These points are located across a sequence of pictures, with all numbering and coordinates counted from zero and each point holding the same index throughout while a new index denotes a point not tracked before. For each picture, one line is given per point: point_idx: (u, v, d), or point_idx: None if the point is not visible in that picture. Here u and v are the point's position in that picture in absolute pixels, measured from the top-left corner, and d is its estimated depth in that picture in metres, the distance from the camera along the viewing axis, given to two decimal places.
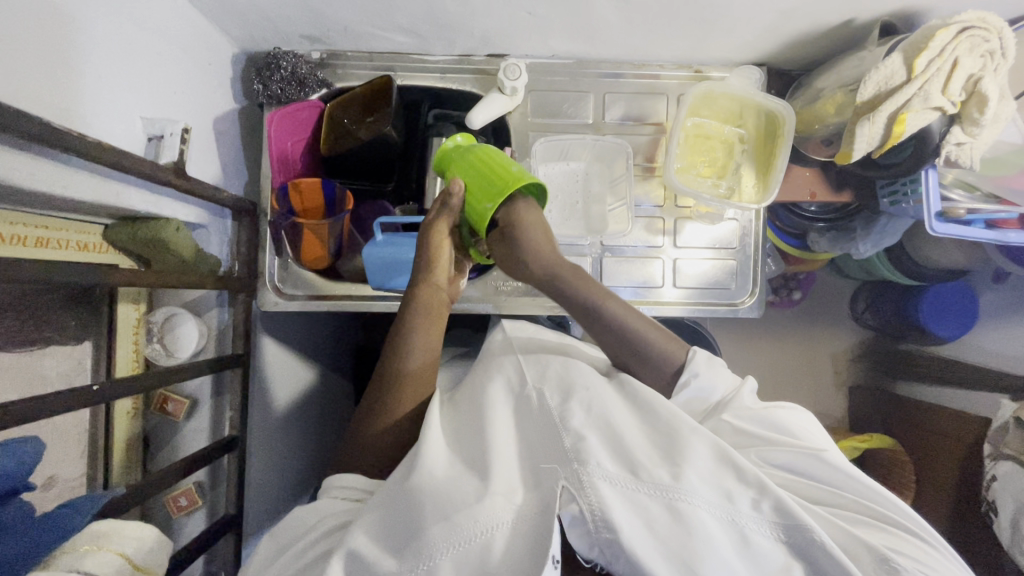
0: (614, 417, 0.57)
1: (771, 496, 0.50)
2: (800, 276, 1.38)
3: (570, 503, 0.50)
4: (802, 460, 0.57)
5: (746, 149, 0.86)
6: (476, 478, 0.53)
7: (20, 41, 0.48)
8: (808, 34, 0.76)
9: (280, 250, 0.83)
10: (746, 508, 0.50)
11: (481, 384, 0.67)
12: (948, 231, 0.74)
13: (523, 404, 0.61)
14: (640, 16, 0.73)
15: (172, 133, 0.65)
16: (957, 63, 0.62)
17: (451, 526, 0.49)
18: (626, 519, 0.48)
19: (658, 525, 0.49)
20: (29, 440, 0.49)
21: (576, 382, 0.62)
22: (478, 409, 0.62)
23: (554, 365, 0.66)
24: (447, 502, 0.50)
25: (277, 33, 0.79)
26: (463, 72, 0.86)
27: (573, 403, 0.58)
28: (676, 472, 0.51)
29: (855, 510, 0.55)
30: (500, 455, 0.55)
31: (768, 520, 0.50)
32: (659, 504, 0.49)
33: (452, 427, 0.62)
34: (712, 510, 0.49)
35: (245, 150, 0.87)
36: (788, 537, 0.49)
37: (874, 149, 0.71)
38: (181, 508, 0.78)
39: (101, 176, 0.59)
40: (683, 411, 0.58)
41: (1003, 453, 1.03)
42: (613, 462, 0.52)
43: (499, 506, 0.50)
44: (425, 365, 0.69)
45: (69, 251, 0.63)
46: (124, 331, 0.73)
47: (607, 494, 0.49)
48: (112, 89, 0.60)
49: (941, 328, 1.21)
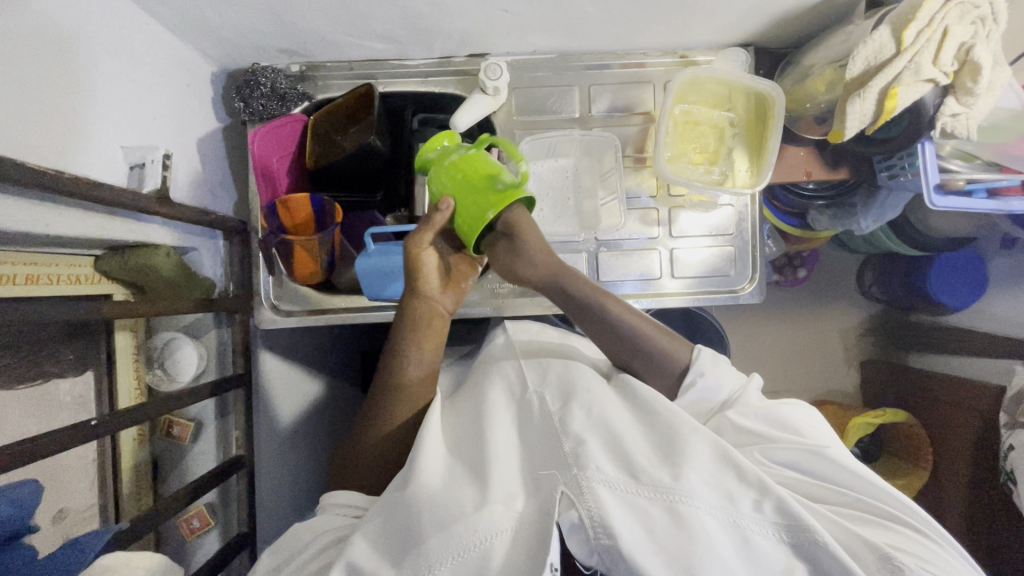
0: (613, 422, 0.57)
1: (772, 496, 0.50)
2: (804, 254, 1.36)
3: (569, 509, 0.50)
4: (802, 459, 0.57)
5: (736, 133, 0.84)
6: (474, 486, 0.53)
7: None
8: (792, 11, 0.74)
9: (272, 267, 0.82)
10: (748, 509, 0.50)
11: (481, 391, 0.67)
12: (948, 204, 0.72)
13: (526, 412, 0.61)
14: (619, 5, 0.72)
15: (153, 160, 0.65)
16: (947, 32, 0.60)
17: (449, 537, 0.49)
18: (625, 523, 0.48)
19: (657, 528, 0.48)
20: (26, 484, 0.51)
21: (578, 385, 0.62)
22: (479, 414, 0.62)
23: (555, 367, 0.67)
24: (445, 512, 0.50)
25: (253, 49, 0.78)
26: (445, 74, 0.85)
27: (573, 405, 0.59)
28: (676, 474, 0.51)
29: (857, 507, 0.55)
30: (498, 460, 0.55)
31: (769, 521, 0.49)
32: (659, 507, 0.49)
33: (453, 433, 0.63)
34: (712, 512, 0.49)
35: (231, 170, 0.86)
36: (790, 538, 0.49)
37: (868, 126, 0.69)
38: (194, 530, 0.78)
39: (82, 209, 0.59)
40: (683, 412, 0.59)
41: (1019, 422, 1.02)
42: (613, 466, 0.52)
43: (497, 514, 0.50)
44: (416, 376, 0.69)
45: (61, 286, 0.63)
46: (123, 360, 0.73)
47: (605, 498, 0.49)
48: (89, 122, 0.59)
49: (951, 298, 1.19)
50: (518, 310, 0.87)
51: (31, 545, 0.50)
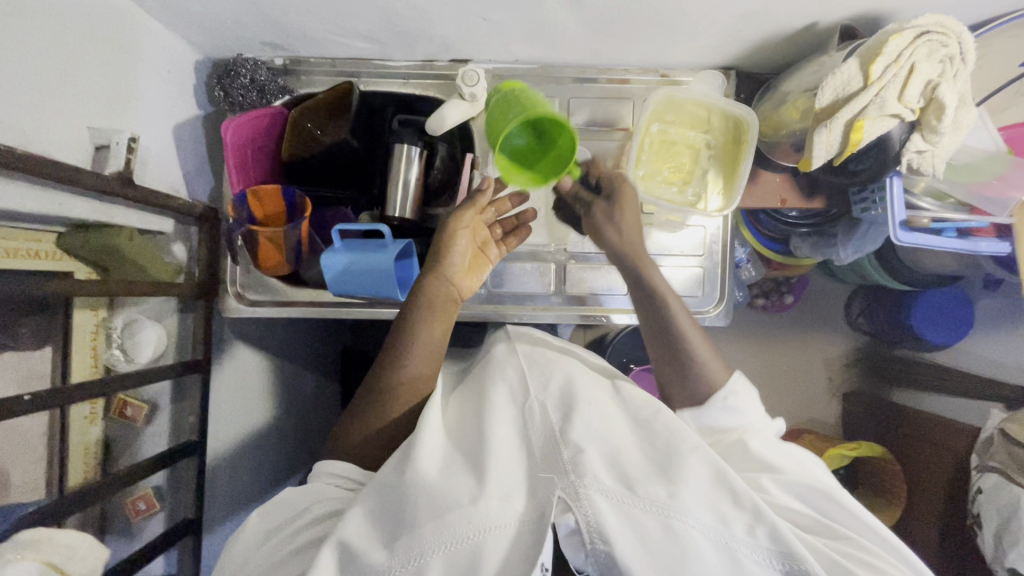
0: (616, 437, 0.56)
1: (766, 523, 0.51)
2: (792, 281, 1.37)
3: (566, 512, 0.51)
4: (805, 486, 0.57)
5: (712, 155, 0.83)
6: (472, 478, 0.53)
7: None
8: (772, 37, 0.75)
9: (237, 257, 0.84)
10: (741, 533, 0.51)
11: (482, 389, 0.64)
12: (913, 241, 0.71)
13: (527, 415, 0.59)
14: (597, 21, 0.72)
15: (118, 141, 0.66)
16: (914, 68, 0.60)
17: (443, 526, 0.49)
18: (620, 533, 0.50)
19: (651, 539, 0.50)
20: None
21: (579, 398, 0.60)
22: (480, 412, 0.60)
23: (557, 377, 0.63)
24: (440, 501, 0.51)
25: (237, 40, 0.79)
26: (427, 78, 0.87)
27: (574, 418, 0.57)
28: (672, 491, 0.51)
29: (851, 541, 0.54)
30: (498, 455, 0.55)
31: (761, 545, 0.50)
32: (654, 521, 0.50)
33: (456, 422, 0.62)
34: (703, 530, 0.50)
35: (209, 157, 0.87)
36: (779, 565, 0.50)
37: (835, 157, 0.69)
38: (139, 512, 0.76)
39: (41, 186, 0.59)
40: (683, 427, 0.57)
41: (989, 465, 1.02)
42: (611, 476, 0.52)
43: (495, 510, 0.50)
44: (422, 363, 0.67)
45: (20, 259, 0.62)
46: (81, 338, 0.72)
47: (602, 508, 0.50)
48: (59, 103, 0.60)
49: (935, 335, 1.20)
50: (486, 314, 0.87)
51: None
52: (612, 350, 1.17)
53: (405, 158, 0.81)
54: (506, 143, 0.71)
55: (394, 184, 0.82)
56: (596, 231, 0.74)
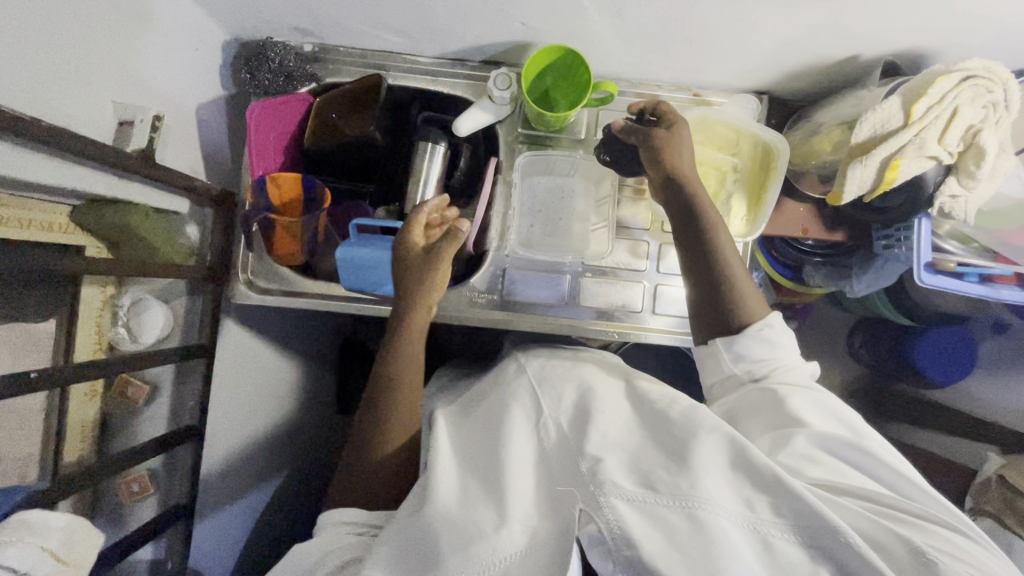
0: (629, 445, 0.56)
1: (793, 496, 0.47)
2: (797, 307, 1.34)
3: (587, 524, 0.49)
4: (837, 444, 0.55)
5: (738, 179, 0.82)
6: (490, 505, 0.53)
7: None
8: (812, 65, 0.74)
9: (251, 244, 0.81)
10: (769, 514, 0.48)
11: (495, 409, 0.65)
12: (936, 282, 0.70)
13: (543, 435, 0.59)
14: (638, 34, 0.71)
15: (144, 120, 0.65)
16: (957, 112, 0.59)
17: (468, 558, 0.49)
18: (644, 534, 0.47)
19: (681, 536, 0.46)
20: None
21: (593, 408, 0.60)
22: (496, 430, 0.60)
23: (569, 393, 0.65)
24: (461, 533, 0.51)
25: (267, 23, 0.77)
26: (456, 76, 0.84)
27: (589, 429, 0.57)
28: (693, 480, 0.49)
29: (903, 508, 0.50)
30: (516, 477, 0.55)
31: (793, 524, 0.47)
32: (678, 514, 0.48)
33: (459, 442, 0.64)
34: (733, 519, 0.47)
35: (227, 138, 0.86)
36: (814, 540, 0.46)
37: (866, 194, 0.68)
38: (133, 494, 0.76)
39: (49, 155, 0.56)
40: (699, 413, 0.57)
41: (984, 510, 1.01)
42: (630, 480, 0.51)
43: (515, 536, 0.50)
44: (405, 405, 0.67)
45: (33, 232, 0.60)
46: (88, 313, 0.71)
47: (623, 510, 0.48)
48: (88, 76, 0.59)
49: (934, 371, 1.21)
50: (497, 322, 0.85)
51: None
52: None
53: (427, 156, 0.81)
54: (539, 78, 0.78)
55: (416, 184, 0.81)
56: (654, 157, 0.70)
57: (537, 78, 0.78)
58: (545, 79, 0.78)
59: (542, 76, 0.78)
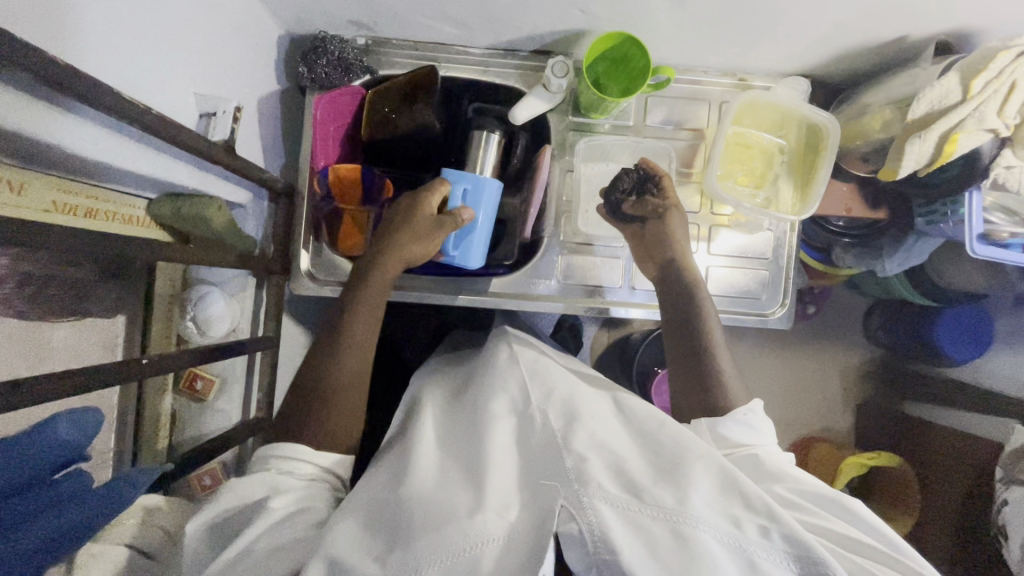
0: (615, 445, 0.55)
1: (782, 525, 0.47)
2: (817, 291, 1.37)
3: (568, 522, 0.49)
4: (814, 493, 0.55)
5: (785, 160, 0.85)
6: (469, 493, 0.52)
7: (101, 16, 0.48)
8: (861, 47, 0.76)
9: (316, 235, 0.83)
10: (755, 535, 0.47)
11: (479, 402, 0.65)
12: (988, 253, 0.73)
13: (528, 426, 0.60)
14: (694, 20, 0.73)
15: (226, 111, 0.67)
16: (1015, 85, 0.62)
17: (440, 538, 0.47)
18: (627, 541, 0.47)
19: (662, 549, 0.46)
20: (91, 411, 0.53)
21: (582, 408, 0.60)
22: (478, 426, 0.61)
23: (561, 387, 0.65)
24: (439, 514, 0.50)
25: (325, 17, 0.78)
26: (507, 67, 0.86)
27: (577, 426, 0.57)
28: (681, 496, 0.49)
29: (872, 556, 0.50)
30: (496, 470, 0.54)
31: (778, 549, 0.47)
32: (663, 527, 0.48)
33: (443, 438, 0.63)
34: (718, 536, 0.47)
35: (282, 134, 0.87)
36: (801, 569, 0.46)
37: (921, 168, 0.70)
38: (205, 488, 0.75)
39: (134, 141, 0.58)
40: (689, 438, 0.56)
41: (1015, 479, 1.01)
42: (615, 483, 0.50)
43: (489, 521, 0.49)
44: (351, 381, 0.64)
45: (116, 224, 0.60)
46: (159, 305, 0.72)
47: (607, 516, 0.48)
48: (170, 66, 0.59)
49: (954, 350, 1.21)
50: (554, 307, 0.87)
51: (85, 473, 0.51)
52: (643, 352, 1.18)
53: (484, 144, 0.82)
54: (592, 64, 0.78)
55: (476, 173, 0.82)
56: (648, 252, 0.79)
57: (594, 64, 0.79)
58: (600, 64, 0.79)
59: (596, 62, 0.79)
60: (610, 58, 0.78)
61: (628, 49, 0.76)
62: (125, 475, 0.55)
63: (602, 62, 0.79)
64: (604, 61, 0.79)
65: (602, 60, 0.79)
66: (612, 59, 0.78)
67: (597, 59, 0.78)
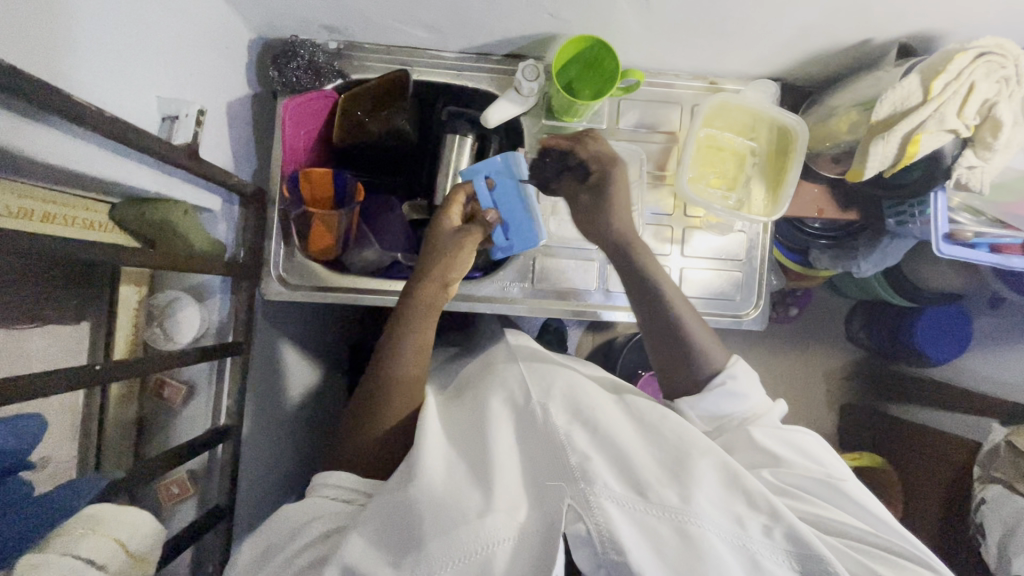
0: (621, 439, 0.54)
1: (784, 522, 0.48)
2: (797, 292, 1.37)
3: (576, 522, 0.48)
4: (814, 485, 0.56)
5: (757, 163, 0.85)
6: (477, 493, 0.51)
7: (57, 19, 0.48)
8: (827, 50, 0.77)
9: (287, 238, 0.83)
10: (757, 534, 0.48)
11: (481, 400, 0.64)
12: (954, 252, 0.74)
13: (529, 421, 0.58)
14: (663, 23, 0.74)
15: (188, 114, 0.65)
16: (973, 87, 0.63)
17: (451, 541, 0.47)
18: (634, 541, 0.46)
19: (669, 549, 0.46)
20: (33, 417, 0.52)
21: (584, 402, 0.59)
22: (481, 423, 0.60)
23: (558, 382, 0.64)
24: (449, 516, 0.49)
25: (296, 22, 0.78)
26: (478, 70, 0.86)
27: (579, 423, 0.56)
28: (686, 494, 0.49)
29: (868, 542, 0.52)
30: (501, 468, 0.54)
31: (778, 546, 0.47)
32: (667, 526, 0.47)
33: (450, 429, 0.62)
34: (721, 534, 0.47)
35: (253, 137, 0.86)
36: (802, 566, 0.46)
37: (886, 168, 0.71)
38: (172, 496, 0.76)
39: (89, 143, 0.56)
40: (690, 431, 0.56)
41: (992, 476, 1.02)
42: (620, 482, 0.50)
43: (500, 523, 0.48)
44: (410, 383, 0.66)
45: (75, 229, 0.59)
46: (124, 313, 0.71)
47: (613, 514, 0.47)
48: (132, 70, 0.59)
49: (933, 350, 1.21)
50: (528, 310, 0.87)
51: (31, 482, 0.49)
52: (624, 355, 1.18)
53: (456, 148, 0.86)
54: (562, 69, 0.80)
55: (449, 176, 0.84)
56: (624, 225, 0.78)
57: (564, 70, 0.80)
58: (571, 70, 0.80)
59: (567, 69, 0.80)
60: (579, 61, 0.79)
61: (596, 53, 0.77)
62: (75, 482, 0.54)
63: (573, 69, 0.80)
64: (575, 67, 0.80)
65: (573, 67, 0.80)
66: (582, 64, 0.80)
67: (568, 65, 0.80)
